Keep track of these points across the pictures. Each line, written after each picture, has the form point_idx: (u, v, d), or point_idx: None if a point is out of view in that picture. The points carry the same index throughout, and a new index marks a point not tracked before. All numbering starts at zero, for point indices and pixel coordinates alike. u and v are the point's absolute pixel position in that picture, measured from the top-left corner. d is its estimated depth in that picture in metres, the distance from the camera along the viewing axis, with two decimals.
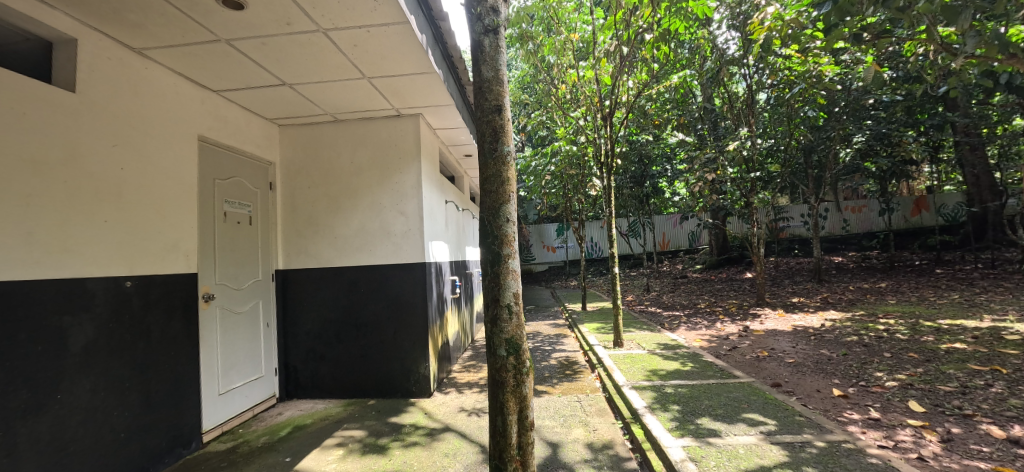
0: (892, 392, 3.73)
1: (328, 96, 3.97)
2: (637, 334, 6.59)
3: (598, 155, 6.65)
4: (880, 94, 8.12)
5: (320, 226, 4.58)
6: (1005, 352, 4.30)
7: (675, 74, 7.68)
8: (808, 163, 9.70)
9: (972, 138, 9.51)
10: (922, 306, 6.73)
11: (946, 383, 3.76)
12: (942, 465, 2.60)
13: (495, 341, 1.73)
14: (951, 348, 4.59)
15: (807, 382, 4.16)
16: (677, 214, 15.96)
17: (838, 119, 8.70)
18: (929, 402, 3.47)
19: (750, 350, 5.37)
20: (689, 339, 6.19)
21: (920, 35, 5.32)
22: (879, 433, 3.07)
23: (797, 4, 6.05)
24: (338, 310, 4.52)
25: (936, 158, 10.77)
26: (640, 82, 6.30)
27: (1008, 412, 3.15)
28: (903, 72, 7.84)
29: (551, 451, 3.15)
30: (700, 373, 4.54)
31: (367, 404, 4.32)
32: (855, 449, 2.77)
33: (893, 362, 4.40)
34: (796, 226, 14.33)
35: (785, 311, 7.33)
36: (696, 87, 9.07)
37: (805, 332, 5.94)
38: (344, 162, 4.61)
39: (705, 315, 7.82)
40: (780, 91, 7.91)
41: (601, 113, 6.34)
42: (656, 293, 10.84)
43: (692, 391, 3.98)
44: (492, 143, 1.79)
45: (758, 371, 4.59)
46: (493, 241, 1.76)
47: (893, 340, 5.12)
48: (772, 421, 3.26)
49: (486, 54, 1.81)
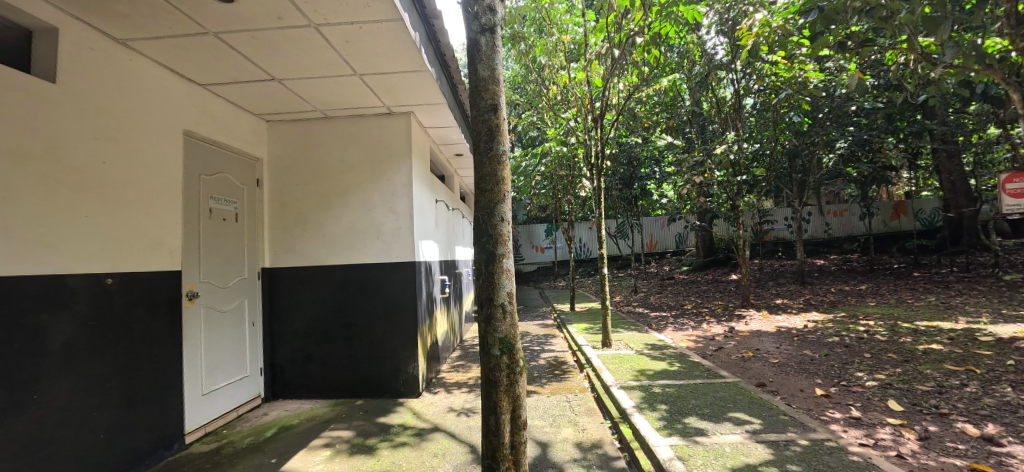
0: (872, 392, 3.82)
1: (318, 92, 3.93)
2: (625, 334, 6.65)
3: (588, 156, 6.72)
4: (862, 101, 8.35)
5: (309, 224, 4.52)
6: (978, 353, 4.45)
7: (664, 77, 7.80)
8: (793, 167, 9.91)
9: (949, 145, 9.82)
10: (900, 307, 6.91)
11: (923, 383, 3.87)
12: (921, 462, 2.67)
13: (489, 340, 1.73)
14: (928, 349, 4.73)
15: (791, 382, 4.24)
16: (665, 216, 16.15)
17: (822, 125, 8.94)
18: (908, 401, 3.56)
19: (736, 351, 5.46)
20: (676, 339, 6.26)
21: (901, 44, 5.48)
22: (860, 432, 3.14)
23: (784, 12, 6.18)
24: (327, 309, 4.47)
25: (915, 165, 11.10)
26: (630, 85, 6.38)
27: (982, 411, 3.26)
28: (884, 80, 8.07)
29: (541, 451, 3.16)
30: (688, 373, 4.59)
31: (354, 404, 4.28)
32: (837, 447, 2.84)
33: (872, 362, 4.51)
34: (780, 229, 14.64)
35: (769, 313, 7.46)
36: (685, 91, 9.22)
37: (788, 333, 6.06)
38: (334, 159, 4.56)
39: (691, 315, 7.93)
40: (766, 96, 8.09)
41: (593, 114, 6.39)
42: (643, 294, 10.94)
43: (679, 391, 4.02)
44: (488, 142, 1.78)
45: (743, 371, 4.67)
46: (487, 241, 1.76)
47: (873, 341, 5.25)
48: (757, 420, 3.32)
49: (483, 53, 1.80)
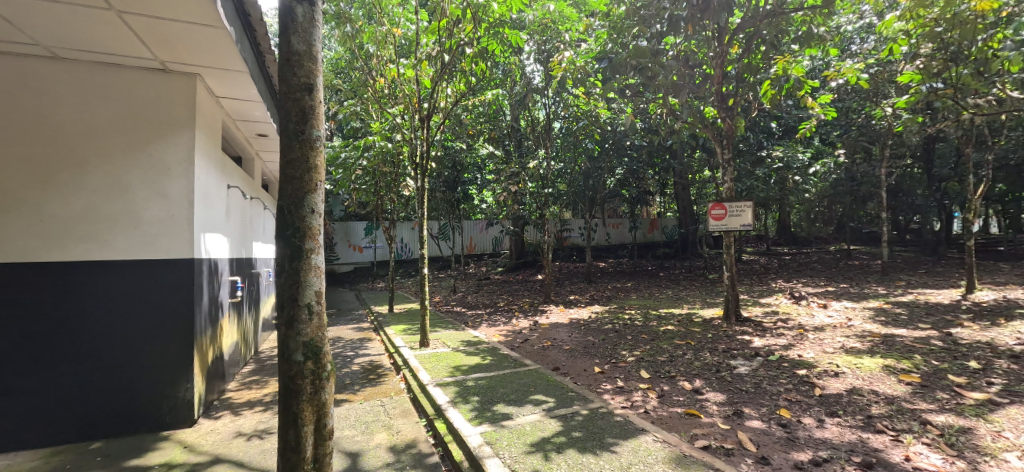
0: (631, 365, 4.85)
1: (42, 22, 2.84)
2: (442, 333, 6.80)
3: (413, 155, 6.67)
4: (633, 138, 10.63)
5: (9, 201, 3.17)
6: (693, 330, 6.12)
7: (488, 91, 8.46)
8: (586, 186, 11.82)
9: (683, 180, 13.30)
10: (652, 299, 8.96)
11: (662, 355, 5.09)
12: (658, 414, 3.52)
13: (291, 345, 1.55)
14: (666, 329, 6.28)
15: (578, 363, 5.03)
16: (484, 220, 17.21)
17: (607, 154, 11.01)
18: (653, 369, 4.64)
19: (538, 341, 6.19)
20: (489, 335, 6.72)
21: (659, 100, 7.21)
22: (622, 397, 3.94)
23: (584, 55, 7.40)
24: (41, 322, 3.26)
25: (664, 191, 14.60)
26: (458, 91, 6.66)
27: (693, 370, 4.48)
28: (647, 125, 10.46)
29: (350, 462, 2.96)
30: (497, 364, 4.99)
31: (88, 449, 3.23)
32: (607, 411, 3.51)
33: (632, 342, 5.72)
34: (576, 237, 17.28)
35: (565, 307, 8.70)
36: (506, 107, 10.08)
37: (578, 323, 7.19)
38: (63, 116, 3.35)
39: (503, 312, 8.63)
40: (570, 123, 9.47)
41: (419, 114, 6.36)
42: (461, 293, 11.42)
43: (489, 382, 4.32)
44: (298, 124, 1.60)
45: (543, 358, 5.32)
46: (293, 235, 1.58)
47: (634, 326, 6.67)
48: (551, 399, 3.82)
49: (298, 26, 1.63)
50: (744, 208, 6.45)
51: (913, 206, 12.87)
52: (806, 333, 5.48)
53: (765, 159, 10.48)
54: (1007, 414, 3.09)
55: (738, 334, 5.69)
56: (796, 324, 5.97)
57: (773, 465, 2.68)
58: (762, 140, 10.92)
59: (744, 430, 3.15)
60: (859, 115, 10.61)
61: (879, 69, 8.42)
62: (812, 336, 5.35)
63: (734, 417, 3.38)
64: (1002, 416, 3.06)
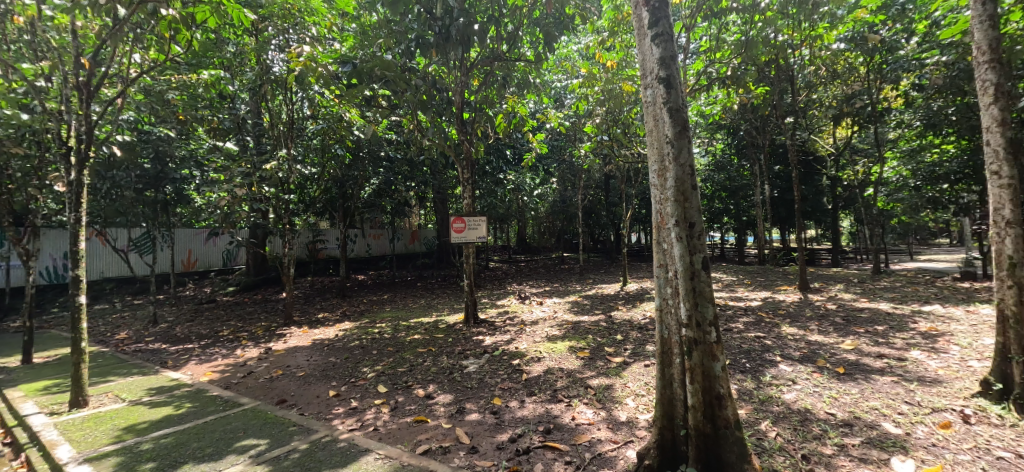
0: (370, 381, 4.69)
1: None
2: (118, 382, 5.04)
3: (66, 135, 4.79)
4: (389, 150, 10.58)
5: None
6: (436, 336, 6.45)
7: (207, 71, 6.91)
8: (340, 194, 11.05)
9: (440, 196, 14.01)
10: (404, 310, 9.03)
11: (402, 366, 5.12)
12: (387, 428, 3.49)
13: None
14: (412, 339, 6.40)
15: (310, 391, 4.54)
16: (207, 229, 13.94)
17: (362, 162, 10.28)
18: (391, 382, 4.61)
19: (265, 372, 5.31)
20: (196, 374, 5.38)
21: (407, 117, 7.34)
22: (353, 418, 3.74)
23: (328, 53, 6.88)
24: None
25: (424, 204, 15.10)
26: (152, 63, 5.14)
27: (429, 376, 4.67)
28: (403, 138, 10.59)
29: None
30: (198, 411, 4.00)
31: None
32: (331, 439, 3.26)
33: (376, 357, 5.58)
34: (332, 248, 15.74)
35: (308, 328, 7.82)
36: (237, 92, 8.47)
37: (320, 344, 6.56)
38: None
39: (225, 342, 7.10)
40: (319, 124, 8.69)
41: (82, 79, 4.59)
42: (167, 323, 8.87)
43: (179, 438, 3.40)
44: None
45: (267, 392, 4.57)
46: None
47: (381, 339, 6.54)
48: (263, 441, 3.28)
49: None
50: (478, 222, 7.23)
51: (600, 223, 17.29)
52: (525, 327, 6.53)
53: (502, 180, 12.13)
54: (631, 370, 4.41)
55: (474, 335, 6.29)
56: (519, 321, 7.05)
57: (480, 453, 3.00)
58: (501, 164, 12.63)
59: (462, 425, 3.45)
60: (567, 152, 13.54)
61: (576, 120, 11.00)
62: (528, 329, 6.41)
63: (457, 414, 3.67)
64: (628, 372, 4.34)
